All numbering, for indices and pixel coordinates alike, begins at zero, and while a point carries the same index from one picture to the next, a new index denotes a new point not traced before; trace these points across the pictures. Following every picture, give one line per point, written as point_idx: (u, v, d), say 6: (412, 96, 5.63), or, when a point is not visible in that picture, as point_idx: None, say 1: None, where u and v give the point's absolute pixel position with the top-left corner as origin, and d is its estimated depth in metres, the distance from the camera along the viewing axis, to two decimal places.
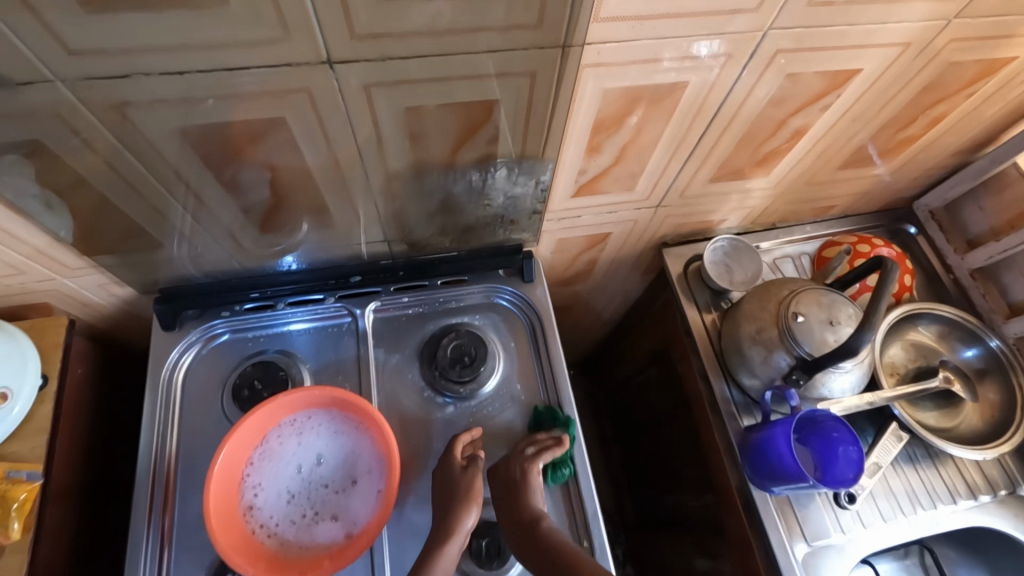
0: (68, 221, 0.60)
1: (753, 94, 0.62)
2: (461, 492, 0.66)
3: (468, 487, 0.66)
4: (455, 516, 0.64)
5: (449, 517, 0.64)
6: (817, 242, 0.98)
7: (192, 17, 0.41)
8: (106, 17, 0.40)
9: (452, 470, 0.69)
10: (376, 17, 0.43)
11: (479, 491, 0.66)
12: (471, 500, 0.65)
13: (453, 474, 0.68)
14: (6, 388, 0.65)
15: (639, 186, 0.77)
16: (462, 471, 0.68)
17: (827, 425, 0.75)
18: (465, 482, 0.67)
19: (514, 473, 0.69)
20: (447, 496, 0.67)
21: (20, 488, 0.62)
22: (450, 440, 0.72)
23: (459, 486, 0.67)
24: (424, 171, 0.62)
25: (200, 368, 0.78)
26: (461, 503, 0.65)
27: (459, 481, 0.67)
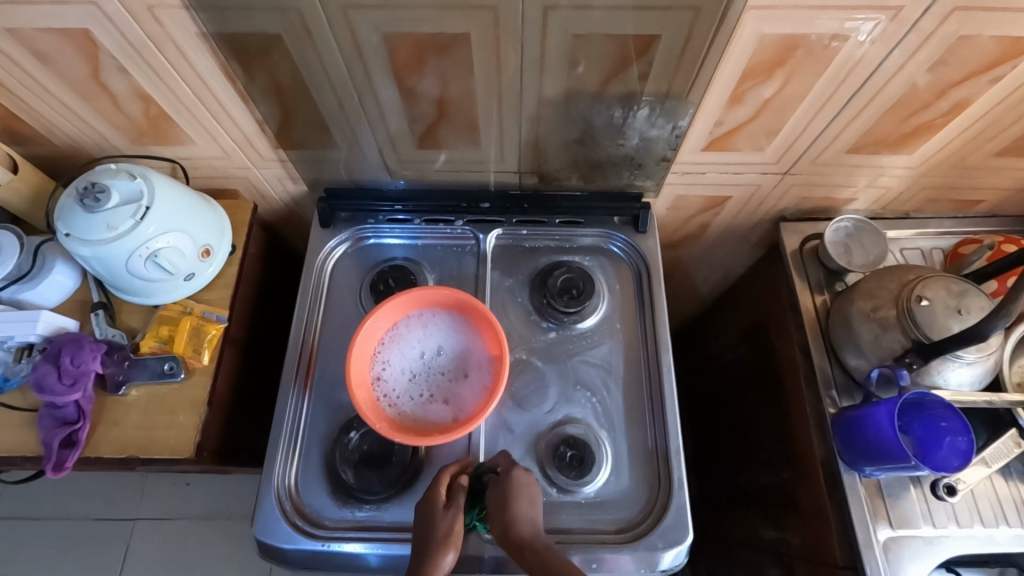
0: (276, 113, 0.73)
1: (917, 54, 0.61)
2: (438, 536, 0.63)
3: (445, 531, 0.63)
4: (427, 564, 0.61)
5: (418, 567, 0.61)
6: (954, 237, 0.92)
7: None
8: None
9: (434, 507, 0.66)
10: None
11: (457, 535, 0.63)
12: (444, 547, 0.62)
13: (434, 513, 0.65)
14: (209, 246, 0.78)
15: (771, 147, 0.78)
16: (445, 511, 0.65)
17: (937, 412, 0.73)
18: (443, 526, 0.64)
19: (500, 490, 0.66)
20: (420, 538, 0.64)
21: (211, 326, 0.76)
22: (436, 474, 0.70)
23: (435, 531, 0.64)
24: (571, 101, 0.68)
25: (346, 264, 0.90)
26: (434, 552, 0.62)
27: (439, 523, 0.64)
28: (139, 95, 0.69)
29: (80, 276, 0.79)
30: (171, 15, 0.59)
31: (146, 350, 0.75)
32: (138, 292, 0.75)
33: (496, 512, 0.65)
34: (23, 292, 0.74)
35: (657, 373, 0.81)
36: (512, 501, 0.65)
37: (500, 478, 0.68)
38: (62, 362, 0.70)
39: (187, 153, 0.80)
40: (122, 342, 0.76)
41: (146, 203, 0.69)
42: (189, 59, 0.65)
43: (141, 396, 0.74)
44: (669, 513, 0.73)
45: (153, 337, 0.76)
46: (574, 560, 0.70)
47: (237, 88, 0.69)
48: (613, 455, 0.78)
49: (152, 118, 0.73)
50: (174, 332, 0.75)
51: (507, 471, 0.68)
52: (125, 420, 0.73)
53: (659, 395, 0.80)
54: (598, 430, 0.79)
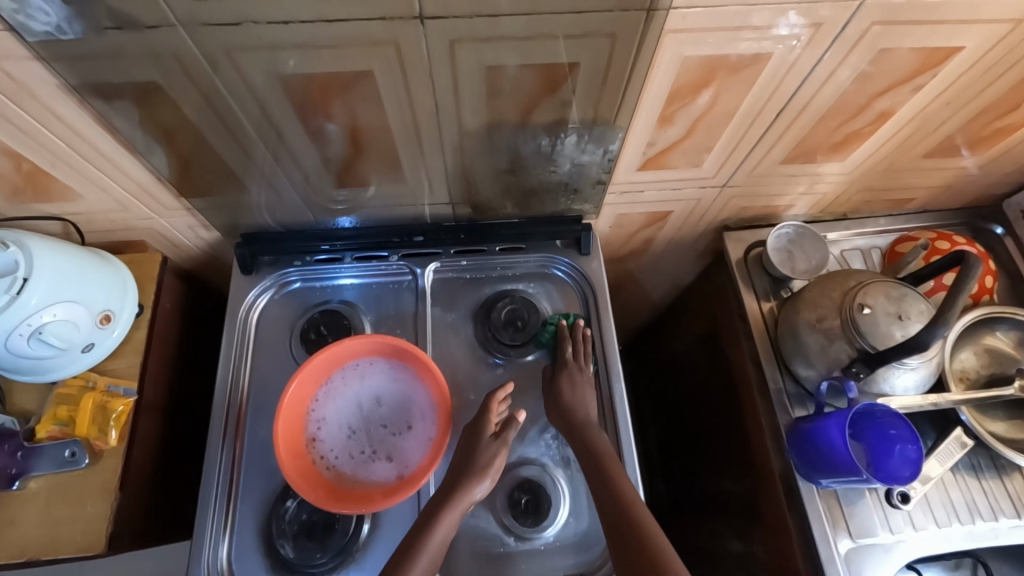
0: (171, 161, 0.66)
1: (841, 68, 0.60)
2: (478, 466, 0.68)
3: (488, 460, 0.69)
4: (467, 486, 0.67)
5: (459, 487, 0.66)
6: (890, 236, 0.93)
7: None
8: None
9: (481, 436, 0.71)
10: None
11: (495, 468, 0.69)
12: (483, 476, 0.68)
13: (481, 442, 0.70)
14: (109, 310, 0.70)
15: (707, 163, 0.76)
16: (489, 442, 0.70)
17: (886, 421, 0.72)
18: (489, 456, 0.69)
19: (568, 380, 0.75)
20: (465, 460, 0.69)
21: (118, 401, 0.69)
22: (485, 398, 0.73)
23: (481, 457, 0.69)
24: (495, 132, 0.64)
25: (273, 312, 0.84)
26: (475, 475, 0.67)
27: (482, 453, 0.69)
28: (4, 152, 0.61)
29: None
30: (23, 66, 0.52)
31: (44, 435, 0.67)
32: (27, 370, 0.67)
33: (552, 398, 0.75)
34: None
35: (612, 402, 0.79)
36: (572, 392, 0.74)
37: (572, 367, 0.76)
38: None
39: (77, 209, 0.72)
40: (14, 428, 0.67)
41: (23, 274, 0.61)
42: (56, 111, 0.57)
43: (40, 487, 0.66)
44: None
45: (50, 420, 0.67)
46: None
47: (121, 139, 0.62)
48: (570, 493, 0.74)
49: (25, 174, 0.64)
50: (73, 411, 0.67)
51: (575, 360, 0.77)
52: (22, 517, 0.64)
53: (615, 425, 0.77)
54: (554, 469, 0.75)
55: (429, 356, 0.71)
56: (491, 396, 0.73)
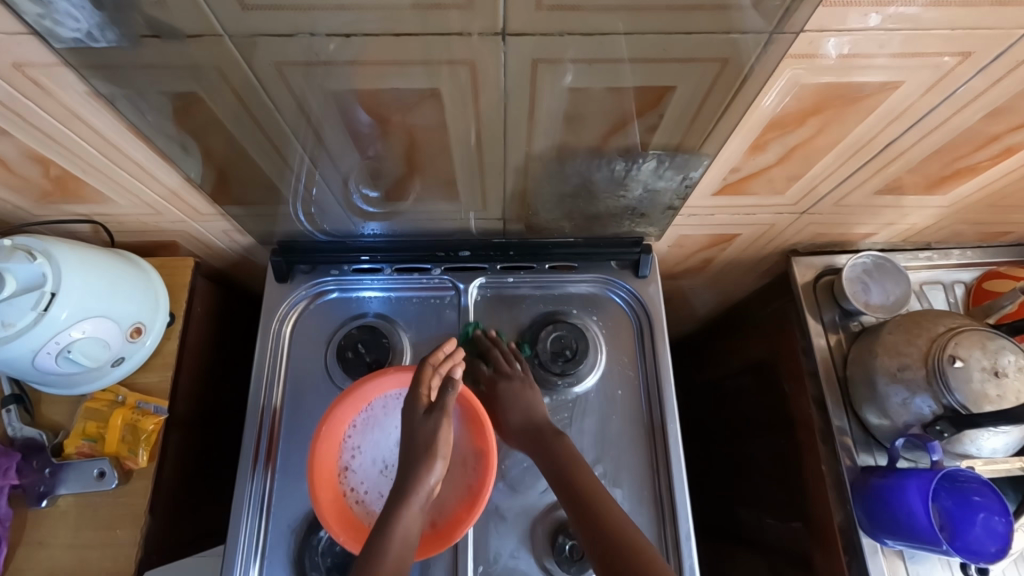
0: (208, 171, 0.60)
1: (976, 102, 0.51)
2: (421, 445, 0.60)
3: (429, 437, 0.60)
4: (417, 471, 0.59)
5: (409, 475, 0.59)
6: (978, 270, 0.85)
7: None
8: None
9: (417, 411, 0.62)
10: None
11: (441, 443, 0.60)
12: (431, 456, 0.59)
13: (416, 416, 0.62)
14: (140, 323, 0.66)
15: (791, 191, 0.68)
16: (426, 417, 0.61)
17: (970, 487, 0.67)
18: (429, 431, 0.60)
19: (507, 386, 0.72)
20: (410, 444, 0.61)
21: (148, 420, 0.65)
22: (419, 364, 0.64)
23: (421, 435, 0.60)
24: (565, 155, 0.57)
25: (308, 323, 0.79)
26: (422, 456, 0.59)
27: (421, 430, 0.60)
28: (31, 157, 0.56)
29: None
30: (51, 72, 0.47)
31: (72, 451, 0.64)
32: (56, 384, 0.63)
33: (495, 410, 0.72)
34: None
35: (663, 442, 0.74)
36: (517, 397, 0.72)
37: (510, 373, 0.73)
38: None
39: (107, 211, 0.67)
40: (41, 441, 0.64)
41: (51, 289, 0.56)
42: (86, 118, 0.52)
43: (70, 507, 0.63)
44: None
45: (79, 436, 0.64)
46: None
47: (156, 147, 0.56)
48: None
49: (54, 178, 0.60)
50: (103, 429, 0.64)
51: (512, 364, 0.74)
52: (52, 538, 0.62)
53: (666, 467, 0.73)
54: None
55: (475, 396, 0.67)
56: (423, 364, 0.63)
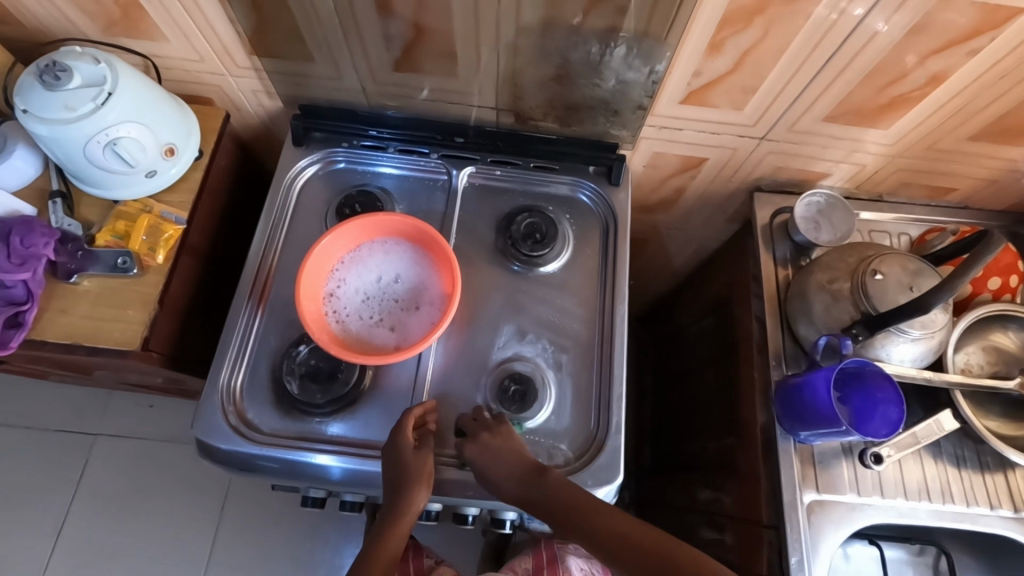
0: (250, 15, 0.71)
1: (898, 15, 0.61)
2: (411, 476, 0.68)
3: (420, 470, 0.68)
4: (407, 500, 0.67)
5: (401, 503, 0.67)
6: (923, 224, 0.92)
7: None
8: None
9: (405, 448, 0.69)
10: None
11: (429, 474, 0.69)
12: (419, 486, 0.67)
13: (406, 454, 0.69)
14: (173, 145, 0.76)
15: (749, 107, 0.77)
16: (415, 453, 0.69)
17: (875, 384, 0.74)
18: (419, 467, 0.68)
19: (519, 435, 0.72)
20: (397, 476, 0.68)
21: (168, 227, 0.76)
22: (402, 415, 0.71)
23: (409, 471, 0.68)
24: (550, 31, 0.67)
25: (315, 183, 0.89)
26: (411, 486, 0.67)
27: (411, 464, 0.68)
28: None
29: (41, 164, 0.78)
30: None
31: (101, 243, 0.75)
32: (97, 183, 0.74)
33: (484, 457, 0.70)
34: None
35: (610, 321, 0.82)
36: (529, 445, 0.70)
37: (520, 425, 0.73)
38: (11, 241, 0.69)
39: (159, 50, 0.78)
40: (77, 233, 0.74)
41: (109, 89, 0.67)
42: None
43: (92, 287, 0.73)
44: (603, 454, 0.74)
45: (108, 231, 0.74)
46: None
47: None
48: (556, 399, 0.78)
49: (123, 4, 0.71)
50: (130, 228, 0.74)
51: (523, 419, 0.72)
52: (73, 308, 0.72)
53: (610, 342, 0.81)
54: (546, 370, 0.79)
55: (449, 244, 0.76)
56: (404, 424, 0.71)
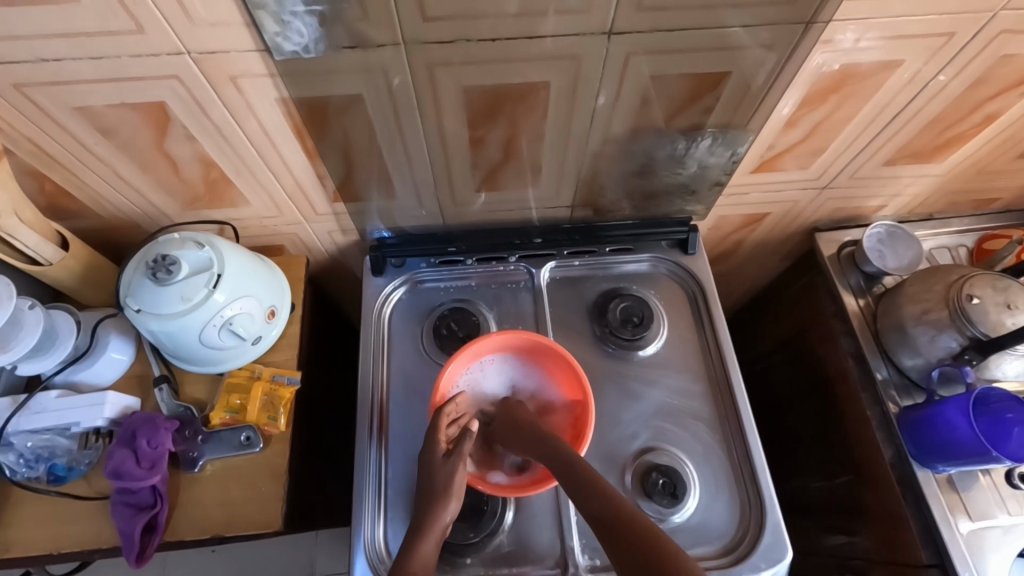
0: (340, 172, 0.72)
1: (965, 72, 0.65)
2: (438, 488, 0.67)
3: (447, 479, 0.67)
4: (433, 511, 0.65)
5: (427, 515, 0.65)
6: (976, 234, 0.97)
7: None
8: None
9: (433, 458, 0.70)
10: None
11: (457, 485, 0.67)
12: (447, 496, 0.66)
13: (434, 462, 0.69)
14: (274, 306, 0.75)
15: (815, 165, 0.81)
16: (443, 462, 0.69)
17: (1002, 405, 0.75)
18: (445, 474, 0.68)
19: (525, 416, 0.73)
20: (428, 486, 0.68)
21: (284, 390, 0.73)
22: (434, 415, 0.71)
23: (437, 478, 0.68)
24: (638, 135, 0.70)
25: (402, 309, 0.88)
26: (439, 498, 0.66)
27: (439, 474, 0.68)
28: (201, 162, 0.67)
29: (134, 352, 0.76)
30: (255, 84, 0.57)
31: (217, 421, 0.72)
32: (204, 362, 0.72)
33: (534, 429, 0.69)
34: (79, 372, 0.71)
35: (728, 389, 0.82)
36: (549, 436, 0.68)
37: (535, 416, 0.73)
38: (138, 445, 0.66)
39: (239, 215, 0.78)
40: (192, 416, 0.72)
41: (218, 271, 0.66)
42: (261, 121, 0.62)
43: (216, 471, 0.70)
44: (766, 531, 0.73)
45: (222, 407, 0.72)
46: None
47: (307, 148, 0.67)
48: (699, 484, 0.76)
49: (211, 183, 0.71)
50: (245, 399, 0.72)
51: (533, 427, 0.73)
52: (202, 499, 0.69)
53: (734, 413, 0.80)
54: (681, 455, 0.78)
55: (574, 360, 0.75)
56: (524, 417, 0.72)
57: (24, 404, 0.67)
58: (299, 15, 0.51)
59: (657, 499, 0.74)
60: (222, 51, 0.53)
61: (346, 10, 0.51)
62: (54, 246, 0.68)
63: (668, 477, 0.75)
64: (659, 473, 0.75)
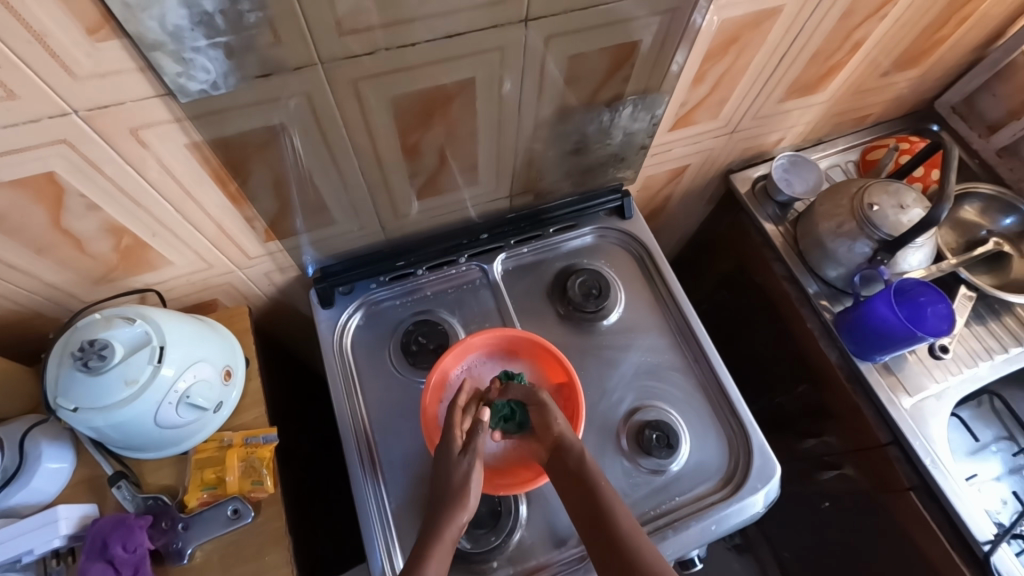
0: (269, 208, 0.67)
1: (833, 9, 0.73)
2: (455, 488, 0.64)
3: (463, 478, 0.65)
4: (449, 513, 0.63)
5: (443, 519, 0.62)
6: (860, 148, 1.09)
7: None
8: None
9: (449, 457, 0.66)
10: None
11: (473, 485, 0.65)
12: (465, 496, 0.64)
13: (451, 460, 0.66)
14: (228, 365, 0.69)
15: (723, 113, 0.87)
16: (459, 459, 0.66)
17: (914, 291, 0.86)
18: (461, 474, 0.65)
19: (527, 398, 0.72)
20: (443, 490, 0.65)
21: (262, 450, 0.68)
22: (449, 410, 0.70)
23: (454, 479, 0.65)
24: (565, 115, 0.71)
25: (363, 335, 0.84)
26: (456, 499, 0.63)
27: (457, 472, 0.65)
28: (109, 229, 0.60)
29: (76, 454, 0.67)
30: (160, 131, 0.52)
31: (195, 503, 0.66)
32: (164, 444, 0.66)
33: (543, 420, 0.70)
34: (15, 496, 0.61)
35: (692, 336, 0.87)
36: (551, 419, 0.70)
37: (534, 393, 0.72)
38: (112, 553, 0.59)
39: (163, 277, 0.71)
40: (165, 504, 0.65)
41: (159, 343, 0.60)
42: (173, 172, 0.56)
43: (210, 555, 0.64)
44: (756, 454, 0.79)
45: (198, 486, 0.66)
46: (747, 503, 0.76)
47: (230, 191, 0.62)
48: (688, 429, 0.81)
49: (123, 250, 0.63)
50: (222, 472, 0.66)
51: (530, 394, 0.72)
52: None
53: (702, 355, 0.86)
54: (666, 408, 0.82)
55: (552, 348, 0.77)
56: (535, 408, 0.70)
57: None
58: (202, 50, 0.46)
59: (655, 453, 0.77)
60: (116, 103, 0.47)
61: (254, 38, 0.47)
62: None
63: (661, 430, 0.79)
64: (652, 428, 0.79)
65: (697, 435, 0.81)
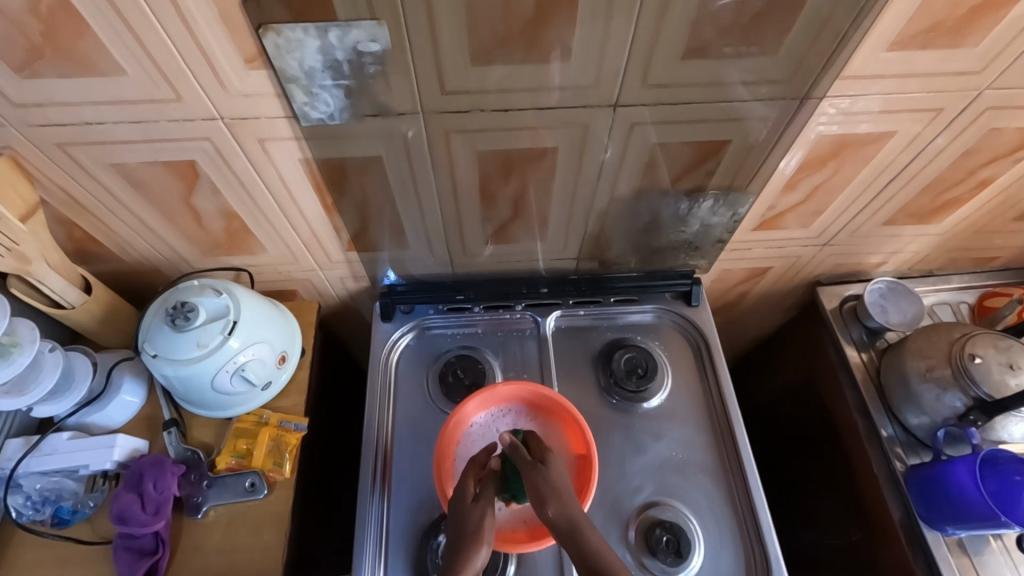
0: (355, 223, 0.74)
1: (954, 144, 0.69)
2: (468, 531, 0.61)
3: (477, 524, 0.62)
4: (463, 555, 0.60)
5: (455, 558, 0.60)
6: (978, 291, 0.98)
7: (537, 74, 0.55)
8: (485, 68, 0.54)
9: (463, 503, 0.64)
10: (671, 72, 0.56)
11: (487, 529, 0.61)
12: (477, 542, 0.60)
13: (463, 505, 0.64)
14: (285, 352, 0.77)
15: (815, 224, 0.84)
16: (473, 506, 0.63)
17: (1009, 466, 0.74)
18: (475, 519, 0.62)
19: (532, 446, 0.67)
20: (455, 532, 0.62)
21: (291, 436, 0.74)
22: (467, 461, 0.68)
23: (468, 523, 0.62)
24: (642, 195, 0.73)
25: (408, 355, 0.89)
26: (467, 542, 0.60)
27: (470, 518, 0.62)
28: (224, 213, 0.70)
29: (147, 394, 0.77)
30: (281, 145, 0.61)
31: (222, 467, 0.72)
32: (213, 406, 0.73)
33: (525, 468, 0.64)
34: (90, 415, 0.72)
35: (732, 443, 0.82)
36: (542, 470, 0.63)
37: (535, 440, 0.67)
38: (145, 489, 0.67)
39: (256, 262, 0.81)
40: (199, 459, 0.73)
41: (233, 317, 0.68)
42: (284, 178, 0.66)
43: (221, 517, 0.70)
44: None
45: (229, 452, 0.73)
46: None
47: (325, 202, 0.70)
48: (704, 541, 0.76)
49: (231, 232, 0.74)
50: (252, 445, 0.73)
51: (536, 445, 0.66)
52: (204, 545, 0.68)
53: (739, 467, 0.80)
54: (685, 511, 0.77)
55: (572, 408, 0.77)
56: (531, 477, 0.62)
57: (37, 445, 0.68)
58: (327, 88, 0.55)
59: (662, 556, 0.73)
60: (253, 117, 0.57)
61: (370, 84, 0.55)
62: (78, 289, 0.70)
63: (674, 533, 0.74)
64: (663, 528, 0.74)
65: (713, 550, 0.75)
